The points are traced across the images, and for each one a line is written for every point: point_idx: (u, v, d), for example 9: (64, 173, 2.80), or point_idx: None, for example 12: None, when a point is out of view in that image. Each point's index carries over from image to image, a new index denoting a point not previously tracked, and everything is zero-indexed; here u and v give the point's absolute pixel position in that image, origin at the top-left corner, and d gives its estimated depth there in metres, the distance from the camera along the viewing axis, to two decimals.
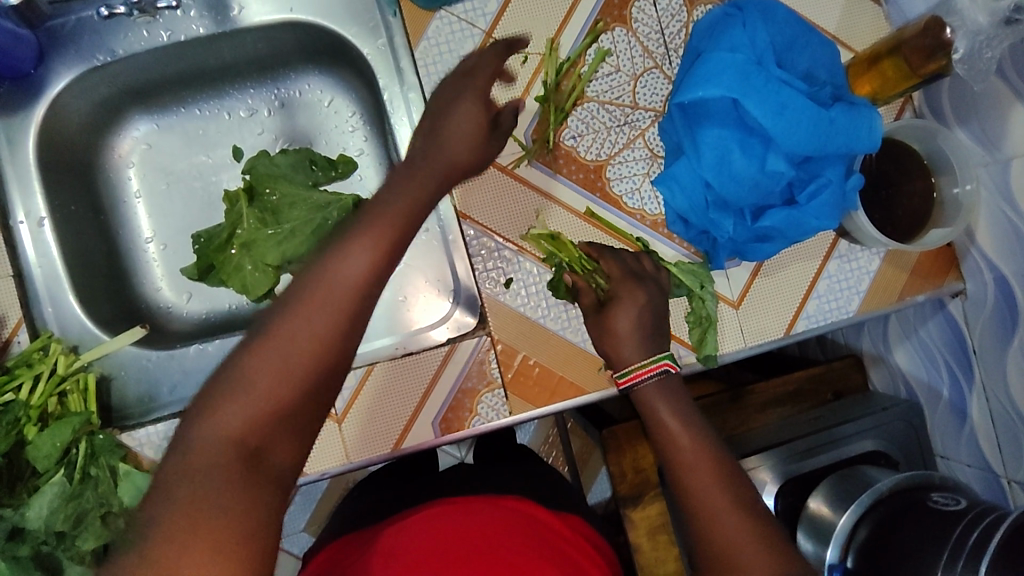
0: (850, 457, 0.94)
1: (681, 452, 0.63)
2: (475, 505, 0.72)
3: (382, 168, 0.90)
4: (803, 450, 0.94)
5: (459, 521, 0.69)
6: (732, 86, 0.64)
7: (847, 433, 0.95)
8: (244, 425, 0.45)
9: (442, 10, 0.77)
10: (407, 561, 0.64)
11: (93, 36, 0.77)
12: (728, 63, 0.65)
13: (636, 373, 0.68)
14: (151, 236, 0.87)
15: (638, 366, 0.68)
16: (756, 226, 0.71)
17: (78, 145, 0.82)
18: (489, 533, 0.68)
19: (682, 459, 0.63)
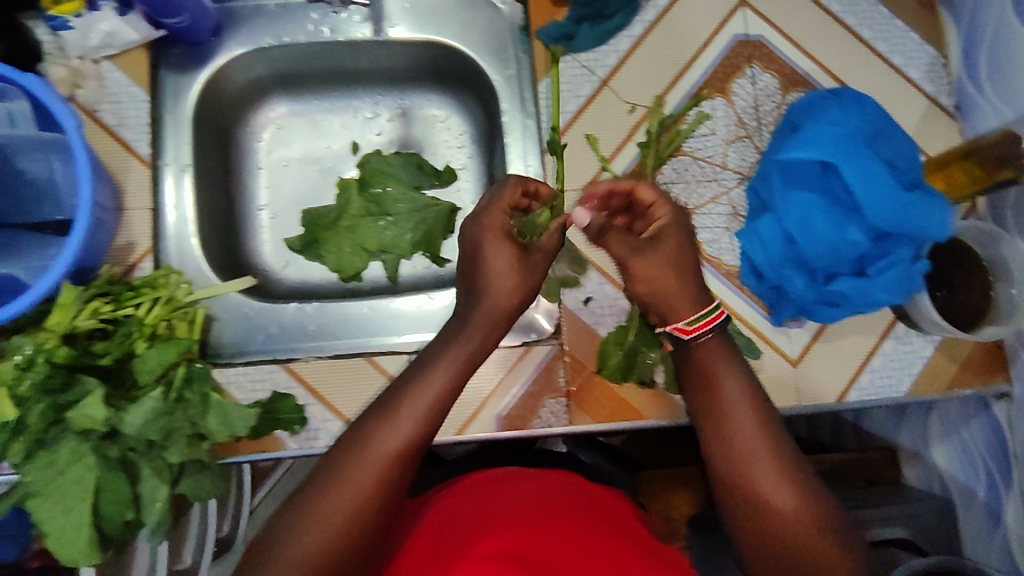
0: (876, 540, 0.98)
1: (733, 447, 0.66)
2: (519, 473, 0.77)
3: (480, 184, 0.99)
4: None
5: (506, 488, 0.73)
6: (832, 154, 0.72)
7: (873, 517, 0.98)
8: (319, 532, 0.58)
9: (568, 55, 0.87)
10: (462, 526, 0.68)
11: (265, 21, 0.87)
12: (828, 137, 0.73)
13: (703, 323, 0.71)
14: (265, 204, 0.95)
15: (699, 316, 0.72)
16: (826, 289, 0.77)
17: (226, 114, 0.92)
18: (539, 498, 0.72)
19: (738, 439, 0.66)
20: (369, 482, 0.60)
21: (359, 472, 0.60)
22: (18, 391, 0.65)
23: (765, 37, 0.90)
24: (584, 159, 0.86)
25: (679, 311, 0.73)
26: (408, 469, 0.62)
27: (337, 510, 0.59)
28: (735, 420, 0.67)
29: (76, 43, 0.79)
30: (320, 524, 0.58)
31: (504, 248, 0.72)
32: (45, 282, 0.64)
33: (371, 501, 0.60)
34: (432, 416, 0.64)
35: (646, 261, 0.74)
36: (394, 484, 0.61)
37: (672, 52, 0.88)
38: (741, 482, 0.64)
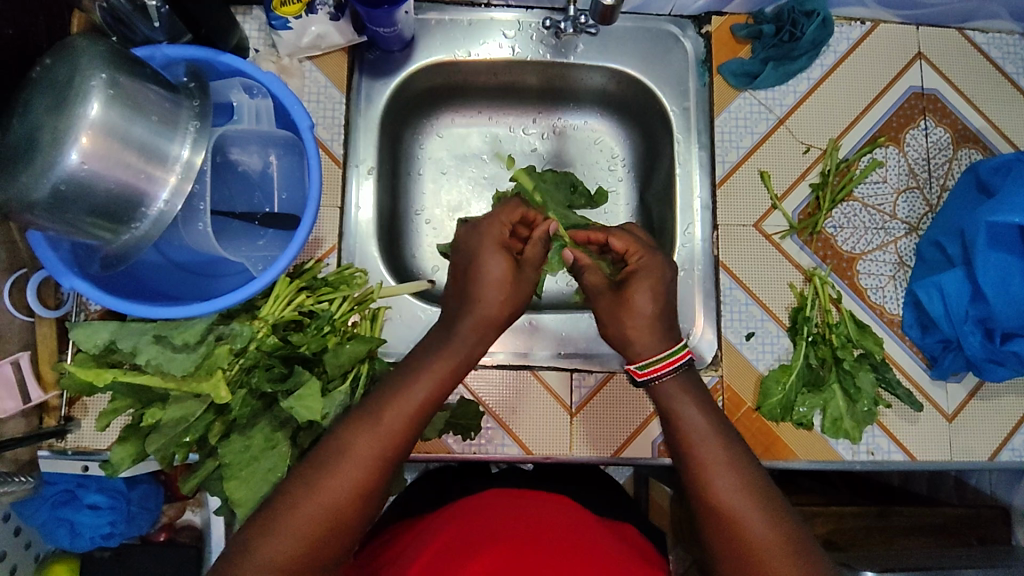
0: None
1: (719, 490, 0.61)
2: (526, 498, 0.74)
3: (633, 207, 1.00)
4: None
5: (502, 510, 0.71)
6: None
7: None
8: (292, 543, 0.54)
9: (746, 92, 0.89)
10: (464, 543, 0.65)
11: (454, 35, 0.90)
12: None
13: (657, 365, 0.69)
14: (423, 209, 0.98)
15: (662, 357, 0.69)
16: (1002, 349, 0.77)
17: (401, 118, 0.95)
18: (537, 519, 0.69)
19: (705, 460, 0.63)
20: (349, 490, 0.57)
21: (340, 477, 0.57)
22: (230, 374, 0.67)
23: (939, 91, 0.91)
24: (755, 195, 0.87)
25: (637, 352, 0.71)
26: (383, 479, 0.59)
27: (319, 516, 0.56)
28: (700, 440, 0.64)
29: (290, 42, 0.81)
30: (297, 530, 0.55)
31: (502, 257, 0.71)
32: (273, 272, 0.67)
33: (349, 508, 0.57)
34: (418, 417, 0.62)
35: (616, 310, 0.73)
36: (370, 491, 0.58)
37: (847, 98, 0.89)
38: (711, 504, 0.61)
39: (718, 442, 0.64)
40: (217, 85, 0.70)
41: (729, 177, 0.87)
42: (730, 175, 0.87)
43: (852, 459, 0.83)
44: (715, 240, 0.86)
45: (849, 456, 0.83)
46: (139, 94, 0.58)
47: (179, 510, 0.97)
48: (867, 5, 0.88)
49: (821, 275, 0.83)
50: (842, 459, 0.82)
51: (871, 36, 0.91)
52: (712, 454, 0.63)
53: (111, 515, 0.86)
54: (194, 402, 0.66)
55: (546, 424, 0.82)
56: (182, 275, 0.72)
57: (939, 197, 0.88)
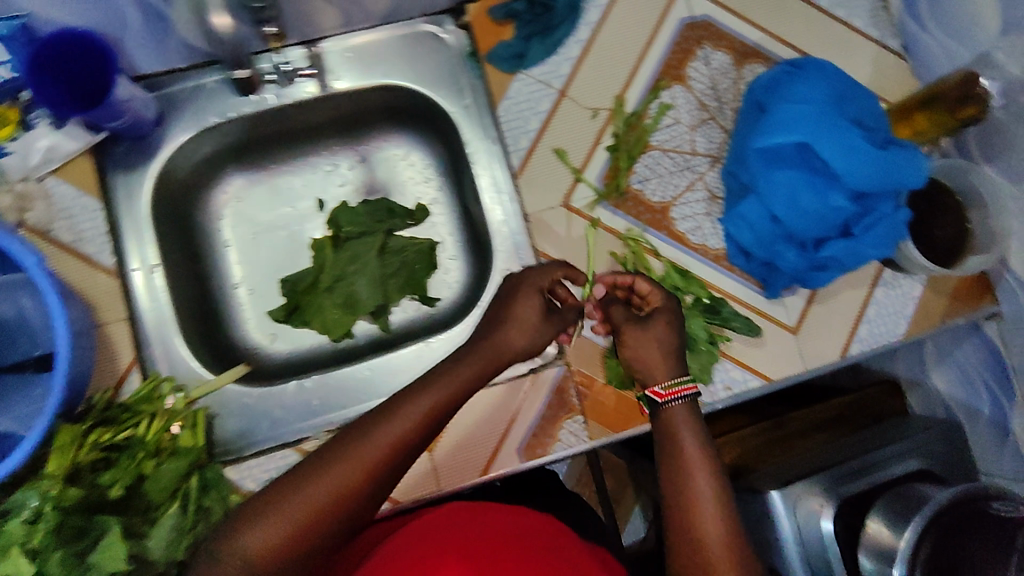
0: (892, 480, 0.97)
1: (696, 488, 0.65)
2: (481, 509, 0.72)
3: (455, 215, 0.98)
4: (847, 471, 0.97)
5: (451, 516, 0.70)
6: (807, 133, 0.73)
7: (889, 455, 0.99)
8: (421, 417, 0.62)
9: (521, 72, 0.85)
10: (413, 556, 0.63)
11: (207, 101, 0.83)
12: (797, 113, 0.74)
13: (674, 390, 0.70)
14: (239, 281, 0.92)
15: (668, 385, 0.71)
16: (817, 256, 0.78)
17: (181, 198, 0.88)
18: (491, 522, 0.69)
19: (684, 454, 0.67)
20: (386, 454, 0.59)
21: (381, 438, 0.59)
22: (31, 547, 0.61)
23: (711, 17, 0.90)
24: (556, 175, 0.85)
25: (655, 377, 0.73)
26: (414, 450, 0.61)
27: (352, 475, 0.57)
28: (683, 438, 0.68)
29: (18, 166, 0.77)
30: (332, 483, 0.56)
31: (537, 300, 0.75)
32: (42, 422, 0.61)
33: (376, 479, 0.58)
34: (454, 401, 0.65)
35: (639, 334, 0.74)
36: (402, 461, 0.60)
37: (621, 49, 0.87)
38: (688, 508, 0.64)
39: (694, 437, 0.68)
40: None
41: (524, 164, 0.85)
42: (525, 162, 0.85)
43: (715, 401, 0.82)
44: (528, 230, 0.84)
45: (708, 399, 0.82)
46: None
47: None
48: None
49: (636, 238, 0.83)
50: (703, 404, 0.82)
51: None
52: (691, 446, 0.67)
53: None
54: None
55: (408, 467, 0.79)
56: None
57: (733, 120, 0.88)
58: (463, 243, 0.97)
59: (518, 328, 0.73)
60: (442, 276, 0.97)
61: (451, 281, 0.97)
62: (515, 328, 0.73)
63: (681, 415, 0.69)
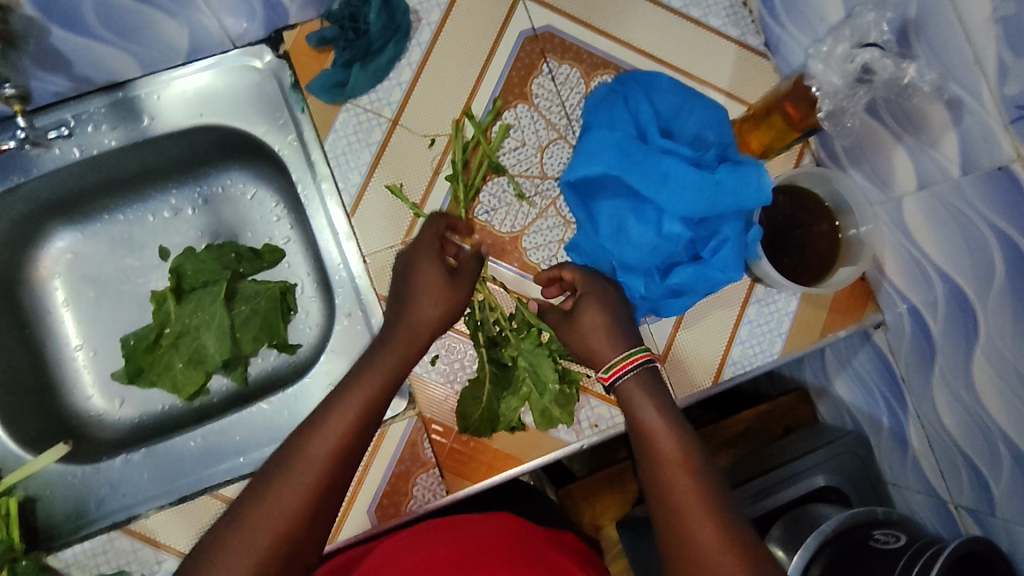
0: (805, 492, 0.96)
1: (661, 448, 0.60)
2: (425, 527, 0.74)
3: (309, 254, 0.92)
4: (758, 489, 0.95)
5: (447, 535, 0.72)
6: (614, 164, 0.67)
7: (801, 468, 0.97)
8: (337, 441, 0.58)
9: (348, 103, 0.80)
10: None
11: (4, 159, 0.77)
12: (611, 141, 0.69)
13: (619, 366, 0.65)
14: (79, 343, 0.87)
15: (617, 360, 0.66)
16: (666, 284, 0.74)
17: (1, 261, 0.82)
18: (485, 537, 0.71)
19: (646, 420, 0.62)
20: (311, 487, 0.56)
21: (302, 471, 0.56)
22: None
23: (554, 27, 0.84)
24: (393, 211, 0.79)
25: (600, 359, 0.68)
26: (340, 478, 0.58)
27: (282, 515, 0.54)
28: (641, 408, 0.63)
29: None
30: (262, 530, 0.53)
31: (435, 265, 0.70)
32: None
33: (315, 507, 0.56)
34: (372, 405, 0.62)
35: (575, 328, 0.69)
36: (335, 483, 0.57)
37: (457, 70, 0.82)
38: (657, 472, 0.59)
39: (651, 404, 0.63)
40: None
41: (358, 203, 0.79)
42: (359, 200, 0.79)
43: (577, 440, 0.78)
44: (368, 273, 0.79)
45: (573, 439, 0.79)
46: None
47: None
48: None
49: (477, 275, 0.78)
50: (567, 443, 0.78)
51: None
52: (652, 414, 0.63)
53: None
54: None
55: None
56: None
57: None
58: (319, 283, 0.91)
59: (426, 298, 0.69)
60: (302, 320, 0.91)
61: (311, 326, 0.91)
62: (423, 307, 0.68)
63: (639, 387, 0.65)
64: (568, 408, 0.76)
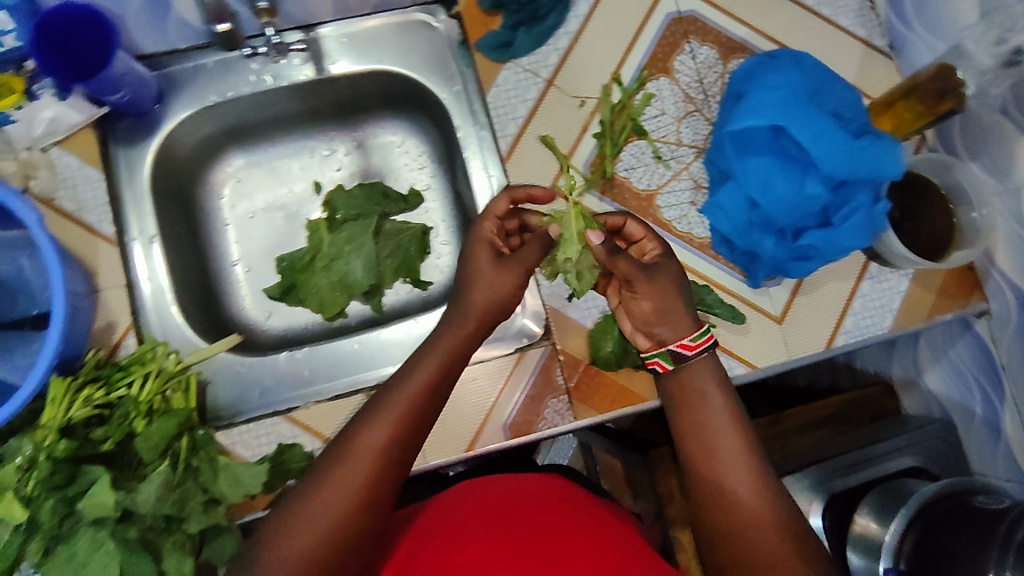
0: (893, 473, 1.00)
1: (713, 445, 0.68)
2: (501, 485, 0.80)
3: (447, 201, 1.00)
4: (846, 465, 1.01)
5: (506, 487, 0.79)
6: (777, 117, 0.75)
7: (886, 450, 1.02)
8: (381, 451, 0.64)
9: (510, 61, 0.88)
10: (465, 524, 0.72)
11: (208, 80, 0.87)
12: (771, 100, 0.76)
13: (696, 344, 0.74)
14: (237, 259, 0.95)
15: (692, 339, 0.74)
16: (796, 245, 0.80)
17: (184, 176, 0.92)
18: (536, 491, 0.77)
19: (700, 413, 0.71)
20: (354, 489, 0.62)
21: (351, 473, 0.62)
22: (25, 491, 0.65)
23: (698, 12, 0.92)
24: (544, 161, 0.87)
25: (679, 333, 0.75)
26: (383, 488, 0.64)
27: (313, 535, 0.60)
28: (707, 399, 0.72)
29: (22, 134, 0.78)
30: (309, 524, 0.60)
31: (488, 248, 0.78)
32: (35, 378, 0.65)
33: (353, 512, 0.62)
34: (414, 411, 0.67)
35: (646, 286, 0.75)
36: (369, 502, 0.63)
37: (607, 41, 0.90)
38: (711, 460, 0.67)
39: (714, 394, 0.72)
40: None
41: (513, 150, 0.87)
42: (514, 147, 0.87)
43: None
44: None
45: None
46: None
47: None
48: None
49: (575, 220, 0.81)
50: None
51: None
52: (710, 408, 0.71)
53: None
54: None
55: None
56: None
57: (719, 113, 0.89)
58: (454, 229, 1.00)
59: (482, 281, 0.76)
60: (435, 260, 1.00)
61: (443, 266, 0.99)
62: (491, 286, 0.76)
63: (707, 379, 0.73)
64: None
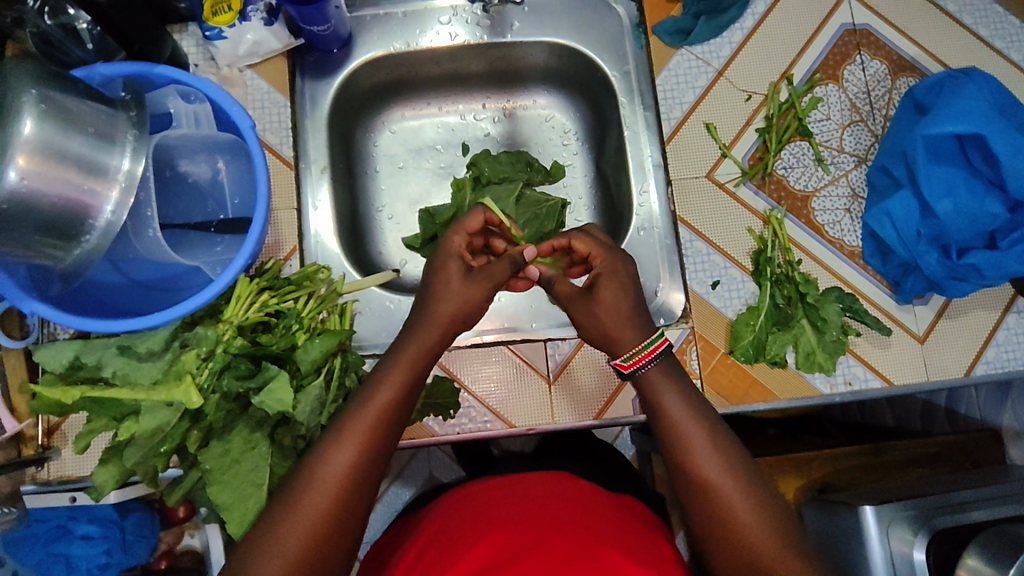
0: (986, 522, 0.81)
1: (716, 493, 0.63)
2: (485, 488, 0.74)
3: (589, 178, 1.01)
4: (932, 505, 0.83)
5: (508, 488, 0.72)
6: (980, 125, 0.75)
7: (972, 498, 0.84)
8: (349, 464, 0.60)
9: (684, 48, 0.90)
10: (452, 529, 0.67)
11: (393, 29, 0.91)
12: (970, 108, 0.76)
13: (639, 357, 0.70)
14: (383, 205, 0.99)
15: (641, 348, 0.70)
16: (959, 263, 0.79)
17: (350, 117, 0.96)
18: (538, 494, 0.70)
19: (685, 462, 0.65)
20: (324, 512, 0.58)
21: (319, 487, 0.59)
22: (200, 380, 0.67)
23: (872, 26, 0.92)
24: (704, 147, 0.88)
25: (619, 349, 0.72)
26: (356, 500, 0.60)
27: (292, 553, 0.57)
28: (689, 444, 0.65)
29: (228, 52, 0.83)
30: (282, 554, 0.56)
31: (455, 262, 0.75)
32: (228, 275, 0.67)
33: (328, 528, 0.58)
34: (384, 414, 0.63)
35: (596, 308, 0.74)
36: (344, 514, 0.59)
37: (781, 42, 0.91)
38: (716, 514, 0.62)
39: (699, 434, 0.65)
40: (154, 95, 0.71)
41: (676, 133, 0.89)
42: (677, 131, 0.89)
43: (832, 392, 0.83)
44: (670, 195, 0.88)
45: (827, 390, 0.83)
46: (70, 110, 0.60)
47: (178, 535, 0.93)
48: None
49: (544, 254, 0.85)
50: (823, 393, 0.83)
51: None
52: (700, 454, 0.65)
53: (105, 543, 0.85)
54: (167, 410, 0.64)
55: (527, 395, 0.83)
56: (142, 292, 0.72)
57: (884, 127, 0.89)
58: (592, 207, 1.00)
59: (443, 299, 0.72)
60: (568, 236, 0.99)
61: None
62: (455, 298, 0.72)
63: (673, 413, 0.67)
64: (836, 356, 0.81)
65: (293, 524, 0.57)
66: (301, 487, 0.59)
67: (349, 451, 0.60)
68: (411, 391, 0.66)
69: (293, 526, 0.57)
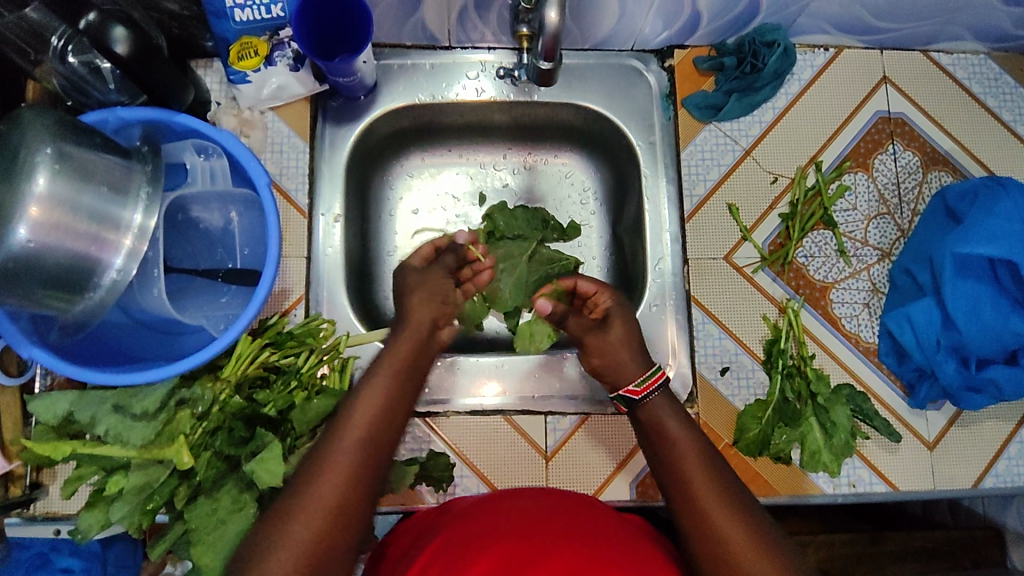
0: None
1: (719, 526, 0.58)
2: (490, 500, 0.69)
3: (606, 241, 0.99)
4: None
5: (511, 502, 0.67)
6: (1014, 250, 0.71)
7: None
8: (361, 447, 0.58)
9: (712, 124, 0.89)
10: (456, 539, 0.61)
11: (419, 80, 0.90)
12: (1005, 229, 0.73)
13: (648, 383, 0.73)
14: (394, 251, 0.97)
15: (644, 378, 0.74)
16: (977, 376, 0.77)
17: (369, 162, 0.95)
18: (541, 508, 0.66)
19: (695, 487, 0.61)
20: (334, 498, 0.54)
21: (328, 471, 0.56)
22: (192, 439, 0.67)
23: (907, 115, 0.90)
24: (724, 227, 0.87)
25: (627, 378, 0.76)
26: (368, 488, 0.57)
27: (304, 542, 0.52)
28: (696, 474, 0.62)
29: (251, 95, 0.83)
30: (290, 545, 0.52)
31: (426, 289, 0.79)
32: (230, 333, 0.66)
33: (342, 511, 0.54)
34: (382, 403, 0.62)
35: (603, 341, 0.79)
36: (354, 498, 0.55)
37: (812, 126, 0.89)
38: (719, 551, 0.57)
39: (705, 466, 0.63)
40: (169, 147, 0.71)
41: (697, 210, 0.87)
42: (699, 208, 0.87)
43: (834, 492, 0.81)
44: (686, 273, 0.86)
45: (830, 489, 0.81)
46: (84, 163, 0.59)
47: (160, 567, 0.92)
48: (829, 33, 0.88)
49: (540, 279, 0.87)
50: (824, 492, 0.81)
51: (835, 63, 0.90)
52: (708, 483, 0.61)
53: None
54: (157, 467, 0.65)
55: (523, 469, 0.82)
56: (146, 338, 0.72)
57: (911, 222, 0.87)
58: (605, 270, 0.98)
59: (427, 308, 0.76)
60: None
61: None
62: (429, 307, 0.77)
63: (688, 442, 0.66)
64: (845, 457, 0.77)
65: (306, 510, 0.53)
66: (309, 471, 0.56)
67: (355, 431, 0.59)
68: (404, 388, 0.66)
69: (303, 512, 0.53)
